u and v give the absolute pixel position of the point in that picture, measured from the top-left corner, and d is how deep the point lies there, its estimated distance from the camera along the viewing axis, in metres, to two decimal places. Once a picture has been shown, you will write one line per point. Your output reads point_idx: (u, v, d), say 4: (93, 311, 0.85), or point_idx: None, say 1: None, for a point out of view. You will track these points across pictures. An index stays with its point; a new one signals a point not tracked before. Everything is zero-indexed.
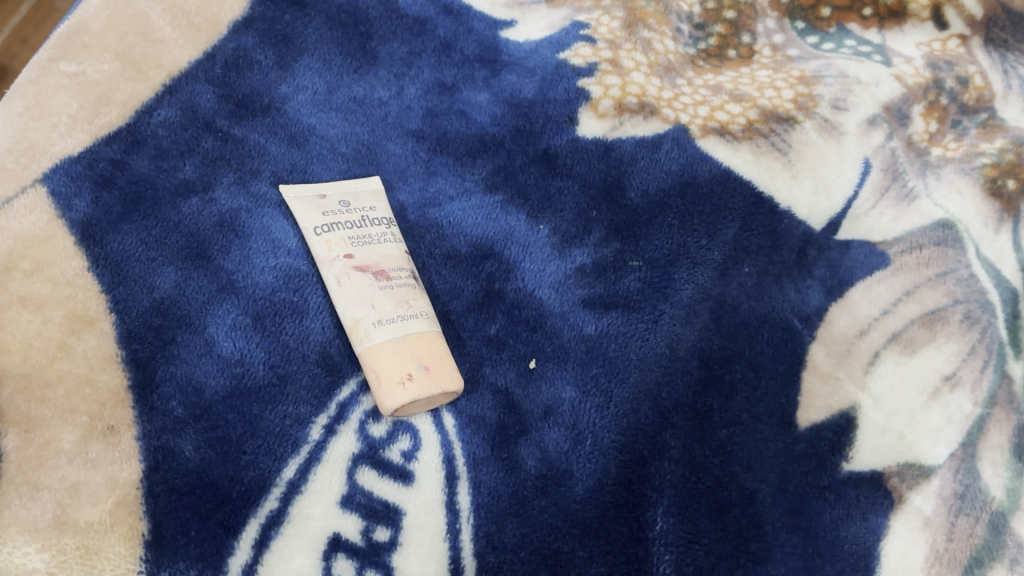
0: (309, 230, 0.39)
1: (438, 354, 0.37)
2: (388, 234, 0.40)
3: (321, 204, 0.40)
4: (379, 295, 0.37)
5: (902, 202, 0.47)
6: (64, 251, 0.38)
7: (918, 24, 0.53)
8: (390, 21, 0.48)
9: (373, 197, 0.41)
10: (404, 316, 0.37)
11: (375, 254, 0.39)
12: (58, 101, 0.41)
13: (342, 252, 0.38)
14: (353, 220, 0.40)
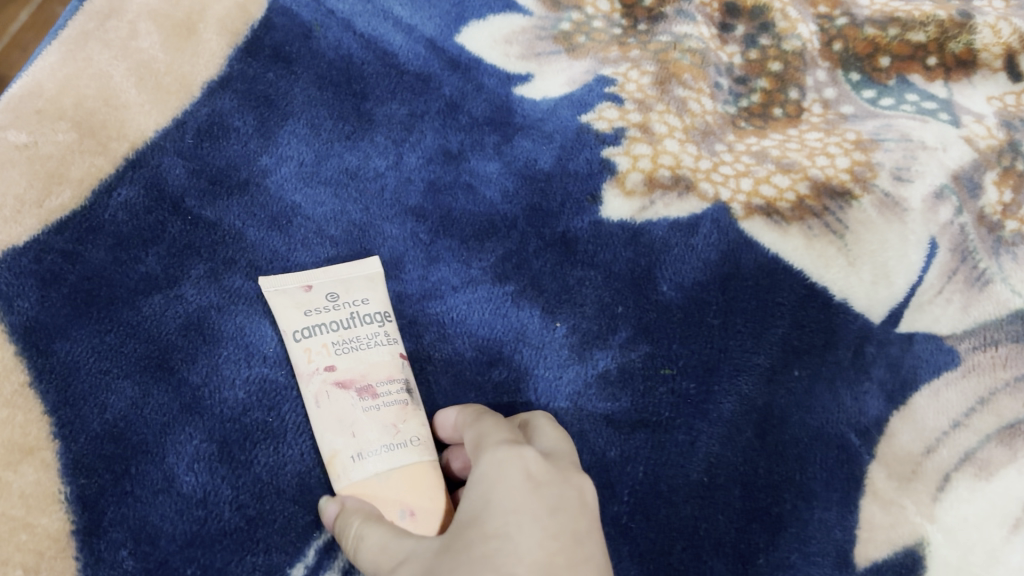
0: (287, 333, 0.33)
1: (428, 492, 0.30)
2: (381, 335, 0.33)
3: (304, 299, 0.33)
4: (362, 418, 0.31)
5: (973, 286, 0.41)
6: (1, 365, 0.33)
7: (988, 75, 0.46)
8: (388, 78, 0.42)
9: (365, 289, 0.35)
10: (390, 445, 0.30)
11: (363, 362, 0.32)
12: (4, 177, 0.36)
13: (324, 364, 0.32)
14: (340, 319, 0.33)
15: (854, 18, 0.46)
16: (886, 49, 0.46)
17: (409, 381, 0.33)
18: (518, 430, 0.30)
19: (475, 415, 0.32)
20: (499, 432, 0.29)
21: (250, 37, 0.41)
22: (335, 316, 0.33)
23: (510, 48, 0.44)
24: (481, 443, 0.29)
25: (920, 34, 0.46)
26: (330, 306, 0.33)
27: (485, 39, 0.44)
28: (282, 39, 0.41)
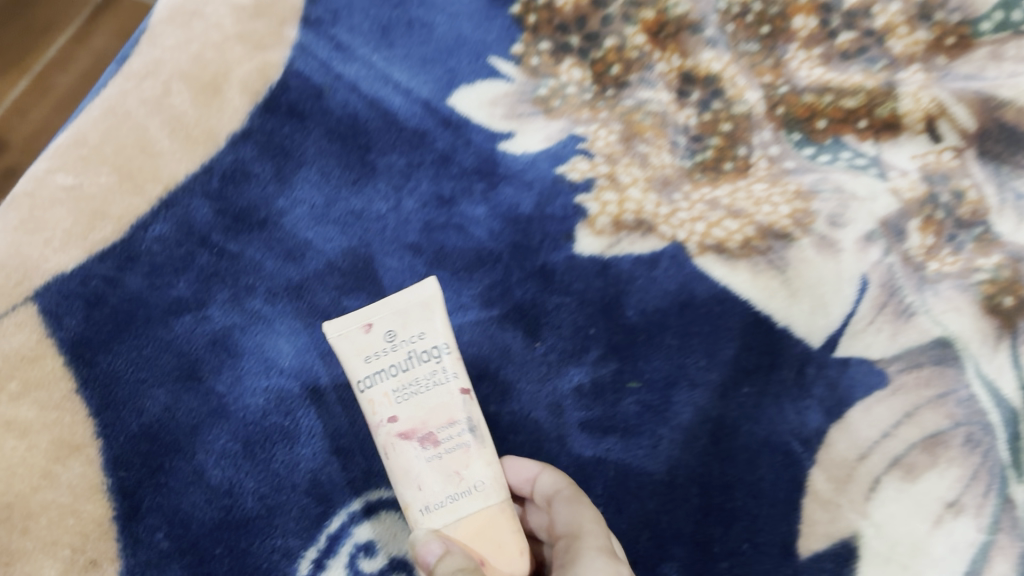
0: (351, 379, 0.32)
1: (499, 540, 0.32)
2: (441, 372, 0.32)
3: (363, 343, 0.32)
4: (425, 470, 0.32)
5: (900, 318, 0.46)
6: (51, 373, 0.38)
7: (913, 136, 0.50)
8: (389, 133, 0.47)
9: (425, 317, 0.32)
10: (455, 496, 0.32)
11: (422, 409, 0.32)
12: (54, 214, 0.41)
13: (387, 414, 0.32)
14: (399, 362, 0.32)
15: (794, 87, 0.51)
16: (822, 111, 0.51)
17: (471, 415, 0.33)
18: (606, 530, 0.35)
19: (574, 498, 0.36)
20: (595, 535, 0.34)
21: (268, 96, 0.47)
22: (394, 359, 0.32)
23: (495, 110, 0.50)
24: (576, 541, 0.34)
25: (851, 100, 0.51)
26: (389, 348, 0.32)
27: (473, 99, 0.50)
28: (296, 98, 0.47)
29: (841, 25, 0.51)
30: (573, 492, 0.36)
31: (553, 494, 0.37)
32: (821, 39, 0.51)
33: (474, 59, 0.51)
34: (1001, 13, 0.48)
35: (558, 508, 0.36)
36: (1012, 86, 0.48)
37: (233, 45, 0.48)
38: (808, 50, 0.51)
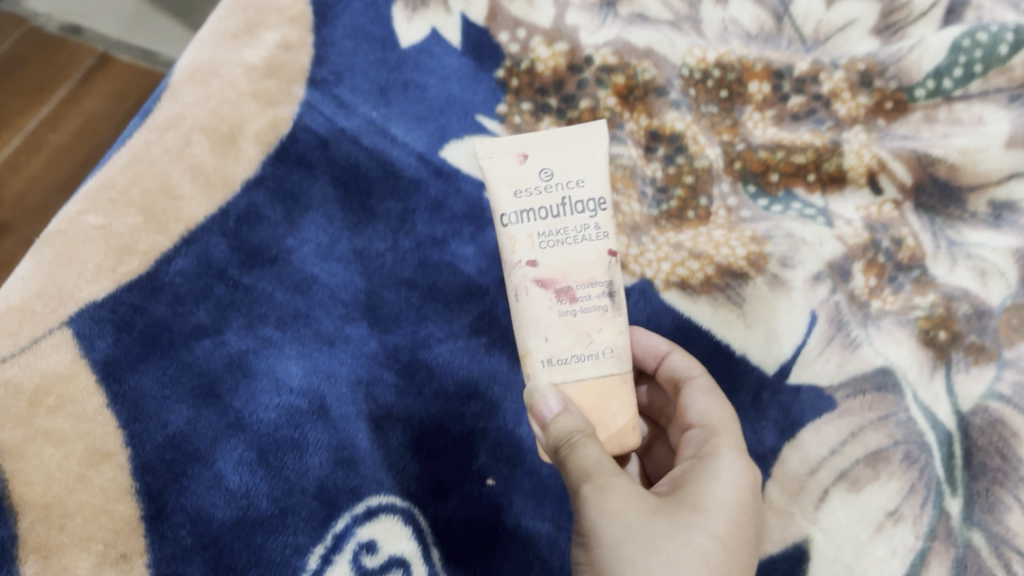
0: (498, 213, 0.38)
1: (611, 407, 0.39)
2: (591, 228, 0.38)
3: (519, 175, 0.38)
4: (557, 323, 0.39)
5: (846, 349, 0.51)
6: (84, 390, 0.42)
7: (856, 188, 0.57)
8: (387, 182, 0.52)
9: (586, 167, 0.38)
10: (581, 356, 0.39)
11: (564, 259, 0.38)
12: (85, 250, 0.46)
13: (528, 256, 0.38)
14: (550, 205, 0.38)
15: (749, 144, 0.58)
16: (776, 167, 0.58)
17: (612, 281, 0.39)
18: (738, 424, 0.41)
19: (708, 387, 0.43)
20: (731, 431, 0.40)
21: (279, 147, 0.52)
22: (546, 200, 0.38)
23: None
24: (714, 435, 0.39)
25: (802, 156, 0.58)
26: (542, 188, 0.38)
27: (462, 152, 0.54)
28: (304, 150, 0.52)
29: (792, 90, 0.59)
30: (706, 383, 0.43)
31: (686, 376, 0.45)
32: (774, 103, 0.59)
33: (463, 117, 0.56)
34: (932, 82, 0.58)
35: (693, 393, 0.43)
36: (943, 146, 0.56)
37: (247, 101, 0.53)
38: (761, 113, 0.59)
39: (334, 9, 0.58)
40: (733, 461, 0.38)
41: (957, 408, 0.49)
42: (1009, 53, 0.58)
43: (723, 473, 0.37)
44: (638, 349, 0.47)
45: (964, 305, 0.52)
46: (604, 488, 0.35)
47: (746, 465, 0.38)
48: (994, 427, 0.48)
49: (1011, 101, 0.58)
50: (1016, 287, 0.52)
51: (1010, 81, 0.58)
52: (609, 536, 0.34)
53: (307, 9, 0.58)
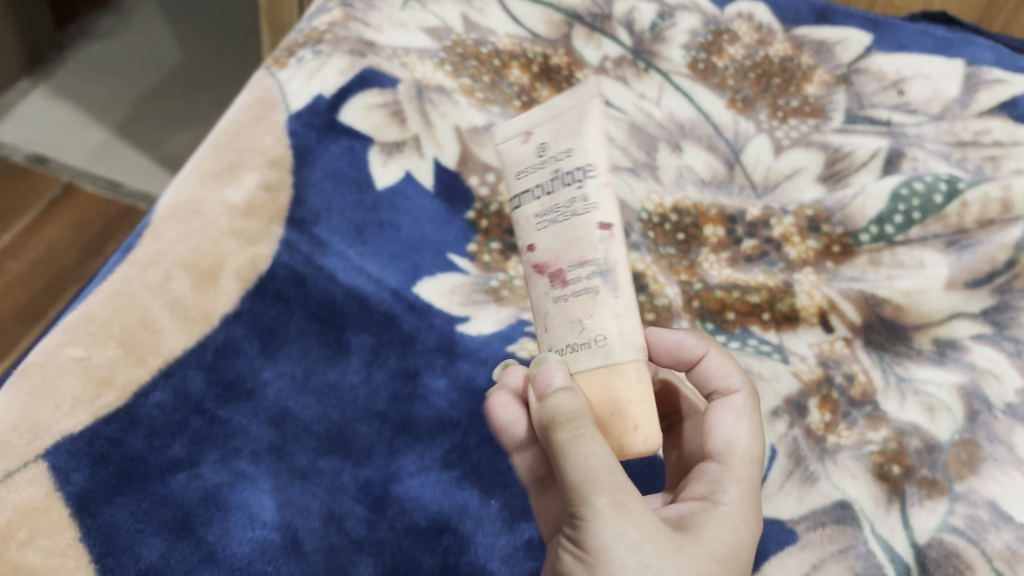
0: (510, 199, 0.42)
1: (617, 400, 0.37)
2: (579, 200, 0.38)
3: (523, 158, 0.41)
4: (553, 307, 0.39)
5: (805, 482, 0.53)
6: (58, 523, 0.42)
7: (808, 327, 0.61)
8: (361, 317, 0.54)
9: (573, 136, 0.39)
10: (575, 345, 0.38)
11: (554, 240, 0.39)
12: (64, 382, 0.47)
13: (529, 240, 0.40)
14: (542, 181, 0.40)
15: (706, 284, 0.62)
16: (731, 305, 0.61)
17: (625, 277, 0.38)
18: (757, 465, 0.42)
19: (740, 412, 0.44)
20: (746, 475, 0.41)
21: (257, 283, 0.54)
22: (541, 178, 0.40)
23: (453, 297, 0.57)
24: (732, 482, 0.41)
25: (756, 295, 0.61)
26: (539, 166, 0.40)
27: (435, 288, 0.57)
28: (282, 285, 0.54)
29: (744, 233, 0.65)
30: (744, 404, 0.44)
31: (723, 387, 0.46)
32: (728, 245, 0.64)
33: (435, 255, 0.59)
34: (875, 228, 0.65)
35: (725, 412, 0.44)
36: (887, 288, 0.61)
37: (228, 239, 0.55)
38: (716, 254, 0.64)
39: (314, 152, 0.61)
40: (742, 514, 0.40)
41: (913, 541, 0.50)
42: (944, 201, 0.65)
43: (736, 527, 0.39)
44: (673, 356, 0.47)
45: (915, 439, 0.54)
46: (621, 510, 0.34)
47: (753, 515, 0.40)
48: (950, 559, 0.49)
49: (948, 246, 0.64)
50: (962, 422, 0.55)
51: (947, 227, 0.64)
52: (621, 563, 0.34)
53: (288, 151, 0.61)
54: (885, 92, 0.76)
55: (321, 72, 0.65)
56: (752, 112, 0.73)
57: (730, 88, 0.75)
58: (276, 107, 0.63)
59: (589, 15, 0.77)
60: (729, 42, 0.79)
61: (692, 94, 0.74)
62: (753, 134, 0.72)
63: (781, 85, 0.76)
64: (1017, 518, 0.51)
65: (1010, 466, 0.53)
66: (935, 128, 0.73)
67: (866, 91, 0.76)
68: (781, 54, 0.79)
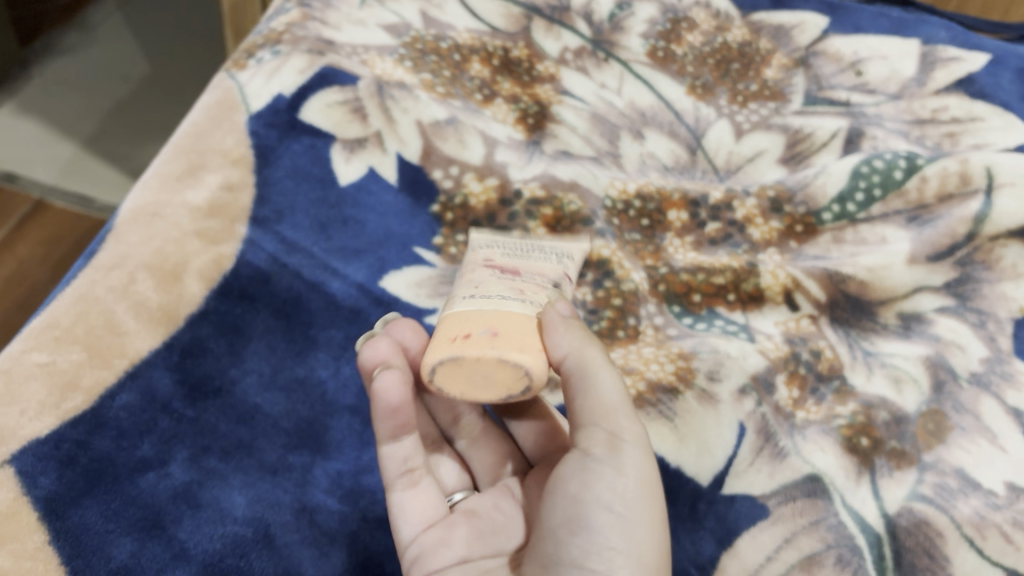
0: (477, 241, 0.54)
1: (513, 325, 0.41)
2: (548, 270, 0.51)
3: (499, 236, 0.55)
4: (492, 283, 0.46)
5: (776, 458, 0.52)
6: (26, 527, 0.42)
7: (774, 306, 0.61)
8: (328, 313, 0.54)
9: (554, 253, 0.54)
10: (504, 297, 0.44)
11: (518, 263, 0.50)
12: (29, 388, 0.46)
13: (487, 258, 0.51)
14: (520, 249, 0.53)
15: (671, 268, 0.63)
16: (697, 288, 0.61)
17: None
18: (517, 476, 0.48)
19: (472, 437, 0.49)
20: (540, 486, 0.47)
21: (222, 282, 0.54)
22: (516, 246, 0.53)
23: (421, 290, 0.57)
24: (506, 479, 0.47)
25: (720, 277, 0.62)
26: (517, 242, 0.54)
27: (401, 282, 0.57)
28: (247, 284, 0.54)
29: (707, 217, 0.65)
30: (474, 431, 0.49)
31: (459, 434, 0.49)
32: (692, 229, 0.65)
33: (401, 250, 0.59)
34: (837, 206, 0.65)
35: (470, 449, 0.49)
36: (851, 265, 0.62)
37: (191, 240, 0.56)
38: (681, 239, 0.65)
39: (275, 151, 0.62)
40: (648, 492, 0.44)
41: (884, 511, 0.50)
42: (904, 177, 0.66)
43: None
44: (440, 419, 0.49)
45: (883, 411, 0.55)
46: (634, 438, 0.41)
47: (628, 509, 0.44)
48: (920, 527, 0.49)
49: (909, 221, 0.64)
50: (928, 393, 0.56)
51: (907, 203, 0.65)
52: (655, 563, 0.39)
53: (249, 152, 0.61)
54: (844, 73, 0.77)
55: (280, 72, 0.65)
56: (712, 97, 0.74)
57: (689, 75, 0.76)
58: (237, 109, 0.63)
59: (547, 7, 0.78)
60: (688, 29, 0.79)
61: (653, 82, 0.74)
62: (714, 119, 0.72)
63: (740, 71, 0.77)
64: (984, 484, 0.52)
65: (977, 434, 0.54)
66: (894, 107, 0.74)
67: (825, 73, 0.77)
68: (740, 40, 0.79)
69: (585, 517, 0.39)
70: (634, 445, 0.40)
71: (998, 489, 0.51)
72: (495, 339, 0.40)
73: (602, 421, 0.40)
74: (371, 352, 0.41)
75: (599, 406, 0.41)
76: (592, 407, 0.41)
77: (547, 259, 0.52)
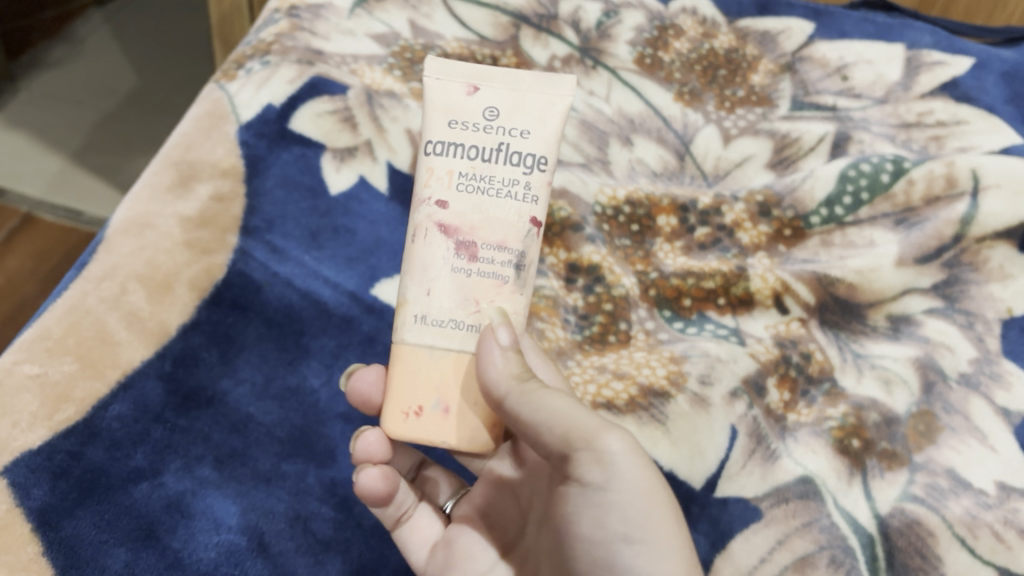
0: (425, 140, 0.41)
1: (469, 380, 0.40)
2: (518, 188, 0.40)
3: (460, 106, 0.41)
4: (448, 277, 0.40)
5: (767, 461, 0.52)
6: (19, 539, 0.41)
7: (764, 309, 0.61)
8: (320, 321, 0.54)
9: (535, 118, 0.40)
10: (462, 323, 0.40)
11: (476, 207, 0.40)
12: (21, 400, 0.46)
13: (437, 200, 0.40)
14: (484, 143, 0.40)
15: (661, 273, 0.63)
16: (687, 292, 0.62)
17: (523, 239, 0.40)
18: None
19: None
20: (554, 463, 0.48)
21: (214, 292, 0.54)
22: (479, 139, 0.40)
23: None
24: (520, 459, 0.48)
25: (710, 281, 0.62)
26: (484, 124, 0.40)
27: (392, 290, 0.57)
28: (239, 293, 0.55)
29: (696, 222, 0.66)
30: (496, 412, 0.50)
31: None
32: (681, 234, 0.65)
33: (392, 257, 0.59)
34: (825, 210, 0.66)
35: None
36: (840, 267, 0.62)
37: (183, 250, 0.56)
38: (671, 244, 0.65)
39: (265, 161, 0.62)
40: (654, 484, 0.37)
41: (876, 512, 0.50)
42: (891, 180, 0.66)
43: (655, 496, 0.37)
44: None
45: (874, 413, 0.55)
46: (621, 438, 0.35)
47: None
48: (911, 527, 0.49)
49: (897, 224, 0.65)
50: (918, 394, 0.56)
51: (895, 206, 0.66)
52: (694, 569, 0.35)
53: (240, 161, 0.61)
54: (830, 78, 0.78)
55: (270, 82, 0.66)
56: (700, 103, 0.75)
57: (677, 81, 0.76)
58: (226, 118, 0.64)
59: (535, 16, 0.79)
60: (675, 36, 0.80)
61: (640, 88, 0.75)
62: (702, 125, 0.73)
63: (727, 77, 0.77)
64: (974, 484, 0.52)
65: (967, 434, 0.55)
66: (880, 111, 0.75)
67: (811, 78, 0.78)
68: (726, 46, 0.80)
69: (613, 559, 0.35)
70: (621, 450, 0.35)
71: (989, 488, 0.52)
72: (445, 419, 0.40)
73: (582, 444, 0.35)
74: (364, 443, 0.43)
75: (570, 432, 0.36)
76: (562, 435, 0.36)
77: (527, 141, 0.40)
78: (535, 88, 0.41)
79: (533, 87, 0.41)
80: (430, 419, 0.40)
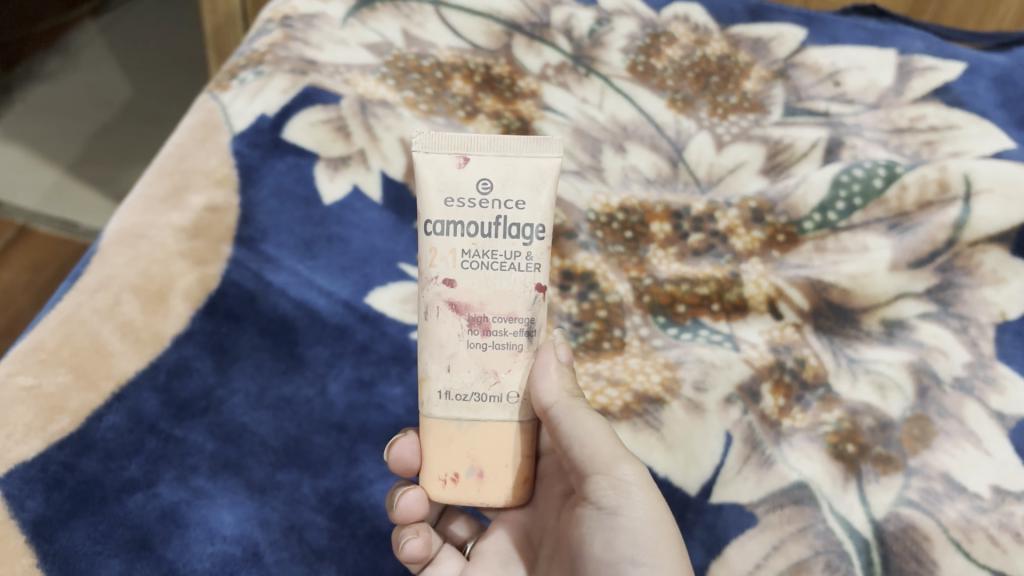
0: (424, 220, 0.41)
1: (498, 444, 0.43)
2: (522, 261, 0.41)
3: (453, 182, 0.41)
4: (464, 353, 0.42)
5: (762, 467, 0.52)
6: (13, 551, 0.41)
7: (758, 315, 0.62)
8: (314, 330, 0.54)
9: (528, 188, 0.41)
10: (483, 396, 0.42)
11: (483, 283, 0.41)
12: (15, 411, 0.46)
13: (446, 278, 0.41)
14: (481, 222, 0.41)
15: (655, 279, 0.63)
16: (681, 299, 0.62)
17: (530, 307, 0.42)
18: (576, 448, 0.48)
19: None
20: None
21: (208, 302, 0.54)
22: (477, 217, 0.41)
23: (407, 305, 0.57)
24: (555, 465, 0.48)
25: (704, 288, 0.62)
26: (478, 203, 0.41)
27: (386, 298, 0.57)
28: (233, 303, 0.55)
29: (690, 228, 0.66)
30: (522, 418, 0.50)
31: None
32: (675, 240, 0.65)
33: (387, 265, 0.59)
34: (819, 215, 0.66)
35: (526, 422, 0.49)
36: (833, 273, 0.62)
37: (176, 261, 0.56)
38: (665, 250, 0.65)
39: (259, 171, 0.62)
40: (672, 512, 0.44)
41: (872, 516, 0.50)
42: (884, 185, 0.66)
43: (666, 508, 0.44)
44: None
45: (868, 417, 0.55)
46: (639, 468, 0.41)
47: None
48: (907, 532, 0.49)
49: (890, 229, 0.65)
50: (912, 398, 0.56)
51: (888, 211, 0.66)
52: None
53: (233, 172, 0.62)
54: (822, 84, 0.78)
55: (263, 93, 0.66)
56: (693, 110, 0.75)
57: (669, 88, 0.76)
58: (220, 129, 0.64)
59: (527, 24, 0.79)
60: (667, 43, 0.80)
61: (633, 96, 0.75)
62: (695, 131, 0.73)
63: (719, 83, 0.78)
64: (969, 488, 0.52)
65: (962, 438, 0.55)
66: (873, 116, 0.75)
67: (803, 84, 0.78)
68: (718, 53, 0.80)
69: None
70: (638, 480, 0.41)
71: (984, 492, 0.52)
72: (480, 484, 0.43)
73: (604, 467, 0.41)
74: (405, 503, 0.44)
75: (598, 454, 0.41)
76: (591, 455, 0.41)
77: (523, 212, 0.41)
78: (524, 156, 0.41)
79: (522, 152, 0.41)
80: (467, 485, 0.43)
